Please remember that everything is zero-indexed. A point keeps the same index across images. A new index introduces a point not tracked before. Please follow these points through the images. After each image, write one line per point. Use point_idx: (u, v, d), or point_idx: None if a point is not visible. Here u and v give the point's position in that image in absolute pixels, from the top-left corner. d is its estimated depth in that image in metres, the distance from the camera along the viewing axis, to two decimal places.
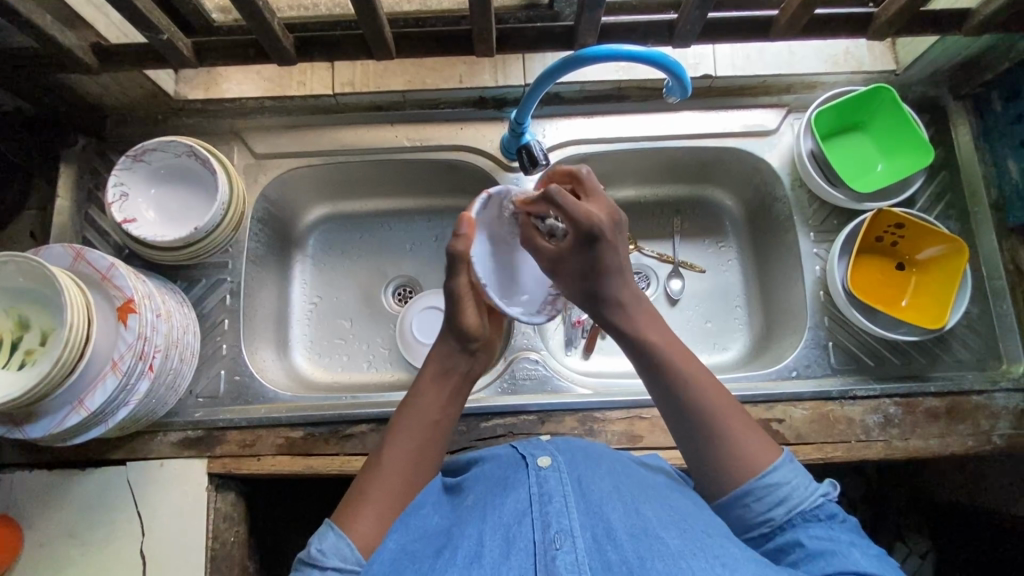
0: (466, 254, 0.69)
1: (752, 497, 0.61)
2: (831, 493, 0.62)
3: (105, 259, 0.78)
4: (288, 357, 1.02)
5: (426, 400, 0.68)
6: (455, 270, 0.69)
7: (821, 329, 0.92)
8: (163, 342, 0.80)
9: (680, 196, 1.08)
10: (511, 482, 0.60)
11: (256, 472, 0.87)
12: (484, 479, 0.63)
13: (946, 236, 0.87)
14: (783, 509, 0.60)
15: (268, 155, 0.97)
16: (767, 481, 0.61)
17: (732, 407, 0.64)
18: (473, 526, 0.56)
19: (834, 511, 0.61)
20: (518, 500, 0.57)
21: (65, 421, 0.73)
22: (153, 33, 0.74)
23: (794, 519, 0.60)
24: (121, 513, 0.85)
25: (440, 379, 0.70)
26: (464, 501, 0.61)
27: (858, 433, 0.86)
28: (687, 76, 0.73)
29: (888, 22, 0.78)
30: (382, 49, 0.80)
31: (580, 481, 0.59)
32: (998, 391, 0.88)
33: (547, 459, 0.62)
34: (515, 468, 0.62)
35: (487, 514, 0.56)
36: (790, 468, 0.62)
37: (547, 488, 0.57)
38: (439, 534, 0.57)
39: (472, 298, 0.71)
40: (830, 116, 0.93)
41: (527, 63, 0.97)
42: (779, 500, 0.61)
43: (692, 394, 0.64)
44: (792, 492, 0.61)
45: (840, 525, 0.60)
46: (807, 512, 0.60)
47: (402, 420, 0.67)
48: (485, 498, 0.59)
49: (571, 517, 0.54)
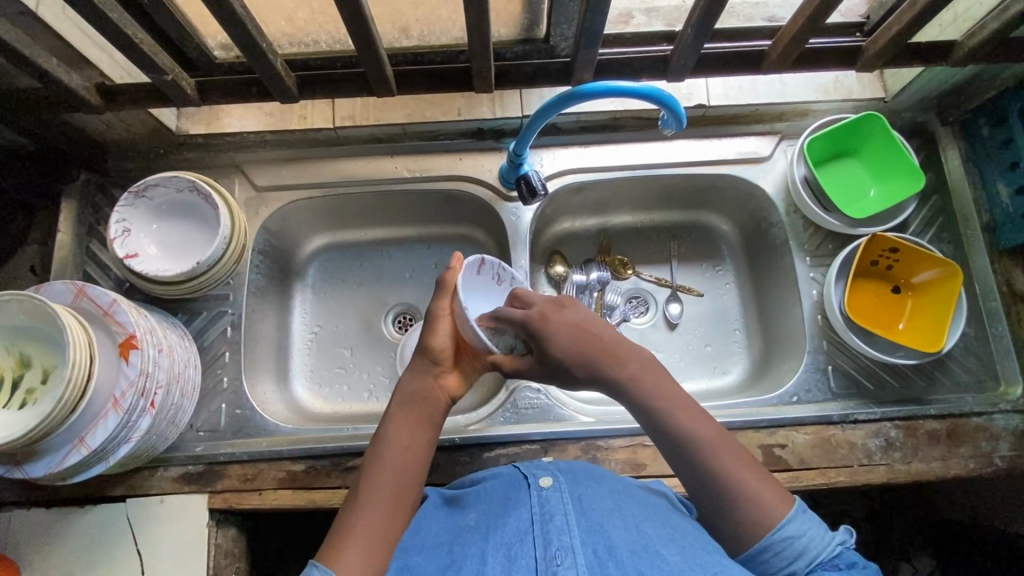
0: (452, 282, 0.72)
1: (771, 552, 0.61)
2: (848, 540, 0.63)
3: (107, 295, 0.78)
4: (288, 388, 1.01)
5: (399, 426, 0.67)
6: (438, 294, 0.72)
7: (819, 353, 0.93)
8: (164, 376, 0.80)
9: (677, 221, 1.10)
10: (514, 503, 0.61)
11: (257, 507, 0.86)
12: (486, 499, 0.65)
13: (940, 259, 0.88)
14: (803, 561, 0.60)
15: (270, 187, 0.98)
16: (784, 534, 0.61)
17: (746, 463, 0.65)
18: (476, 545, 0.56)
19: (853, 559, 0.61)
20: (520, 519, 0.58)
21: (66, 460, 0.73)
22: (158, 74, 0.75)
23: (814, 569, 0.60)
24: (121, 551, 0.84)
25: (410, 403, 0.69)
26: (466, 518, 0.63)
27: (860, 457, 0.86)
28: (681, 108, 0.74)
29: (875, 54, 0.80)
30: (383, 86, 0.82)
31: (580, 501, 0.60)
32: (998, 413, 0.88)
33: (548, 480, 0.63)
34: (517, 490, 0.63)
35: (490, 534, 0.57)
36: (804, 519, 0.62)
37: (548, 507, 0.58)
38: (440, 550, 0.59)
39: (449, 325, 0.72)
40: (822, 143, 0.95)
41: (524, 96, 0.98)
42: (798, 552, 0.60)
43: (712, 465, 0.64)
44: (810, 542, 0.61)
45: (859, 571, 0.60)
46: (827, 561, 0.60)
47: (378, 449, 0.66)
48: (487, 518, 0.60)
49: (572, 535, 0.54)
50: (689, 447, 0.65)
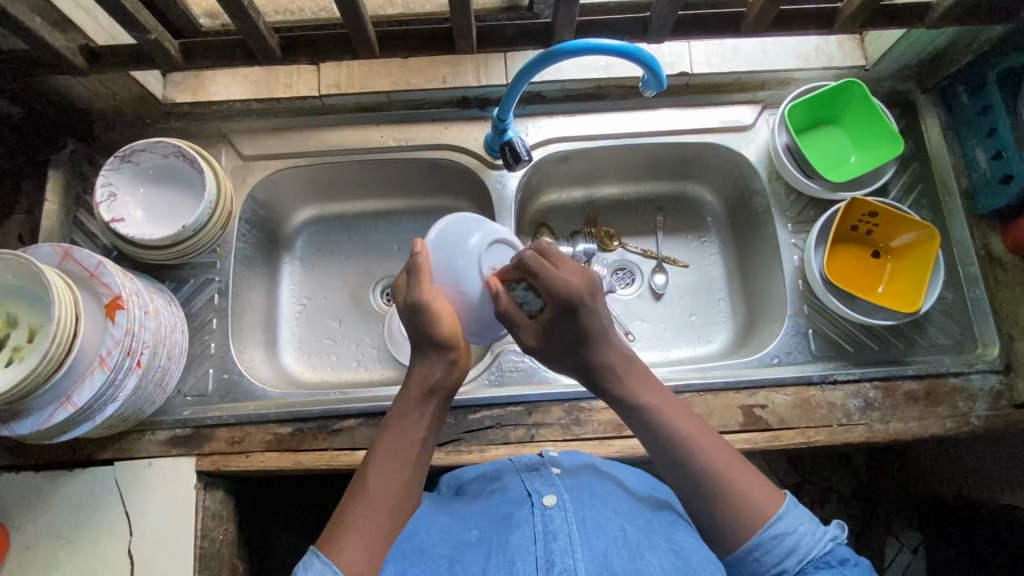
0: (424, 265, 0.68)
1: (762, 550, 0.62)
2: (839, 535, 0.63)
3: (93, 257, 0.79)
4: (276, 357, 1.02)
5: (411, 421, 0.68)
6: (414, 281, 0.68)
7: (800, 317, 0.94)
8: (151, 338, 0.81)
9: (662, 193, 1.11)
10: (517, 518, 0.61)
11: (244, 470, 0.87)
12: (488, 516, 0.64)
13: (918, 222, 0.89)
14: (794, 558, 0.61)
15: (256, 156, 0.99)
16: (775, 531, 0.62)
17: (721, 445, 0.67)
18: (477, 563, 0.57)
19: (845, 555, 0.61)
20: (522, 537, 0.58)
21: (53, 417, 0.73)
22: (141, 34, 0.75)
23: (806, 567, 0.61)
24: (109, 513, 0.85)
25: (424, 402, 0.69)
26: (467, 532, 0.62)
27: (839, 417, 0.88)
28: (661, 69, 0.75)
29: (852, 16, 0.80)
30: (366, 48, 0.81)
31: (585, 521, 0.60)
32: (974, 373, 0.90)
33: (552, 498, 0.63)
34: (520, 507, 0.63)
35: (492, 552, 0.57)
36: (794, 518, 0.63)
37: (551, 528, 0.59)
38: (441, 564, 0.58)
39: (441, 311, 0.68)
40: (803, 110, 0.96)
41: (508, 62, 0.99)
42: (790, 549, 0.61)
43: (685, 446, 0.66)
44: (800, 539, 0.61)
45: (850, 569, 0.61)
46: (818, 559, 0.61)
47: (387, 440, 0.67)
48: (489, 535, 0.60)
49: (575, 557, 0.55)
50: (666, 431, 0.67)
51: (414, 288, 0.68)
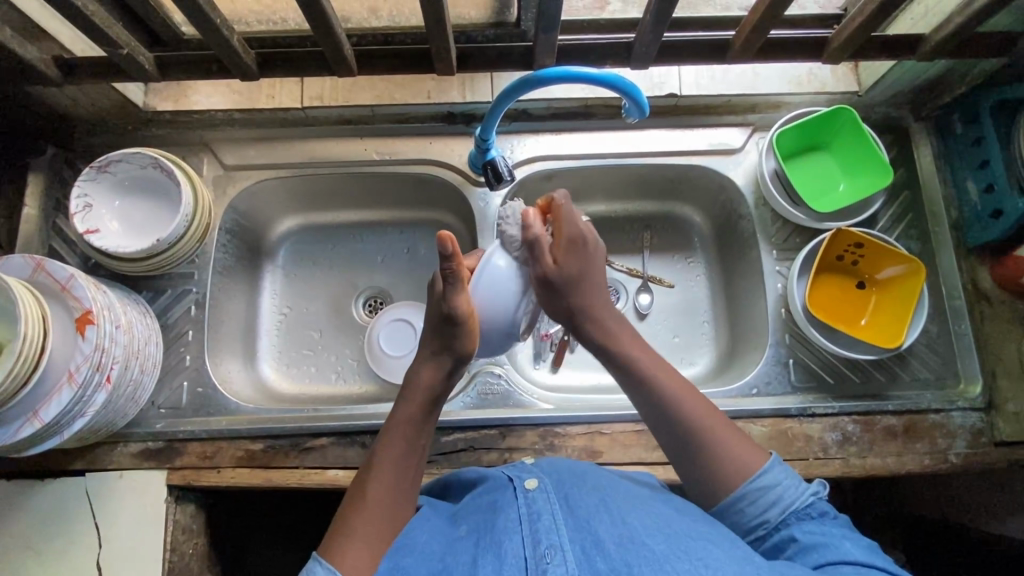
0: (460, 271, 0.65)
1: (747, 501, 0.62)
2: (821, 491, 0.63)
3: (65, 270, 0.78)
4: (254, 368, 1.02)
5: (410, 428, 0.67)
6: (454, 290, 0.65)
7: (782, 346, 0.92)
8: (122, 353, 0.80)
9: (650, 212, 1.09)
10: (501, 503, 0.61)
11: (214, 485, 0.86)
12: (475, 508, 0.63)
13: (904, 255, 0.87)
14: (777, 510, 0.61)
15: (237, 166, 0.97)
16: (758, 484, 0.62)
17: (702, 399, 0.68)
18: (467, 554, 0.55)
19: (824, 508, 0.62)
20: (509, 518, 0.58)
21: (18, 433, 0.73)
22: (113, 48, 0.74)
23: (788, 517, 0.61)
24: (77, 524, 0.85)
25: (421, 407, 0.68)
26: (455, 528, 0.61)
27: (816, 450, 0.87)
28: (643, 97, 0.73)
29: (840, 47, 0.79)
30: (343, 68, 0.80)
31: (567, 499, 0.60)
32: (955, 410, 0.89)
33: (533, 481, 0.63)
34: (504, 492, 0.63)
35: (481, 540, 0.56)
36: (781, 469, 0.64)
37: (535, 507, 0.58)
38: (432, 557, 0.56)
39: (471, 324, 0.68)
40: (792, 136, 0.94)
41: (494, 80, 0.97)
42: (772, 502, 0.62)
43: (674, 405, 0.67)
44: (784, 492, 0.62)
45: (831, 521, 0.61)
46: (800, 510, 0.61)
47: (386, 447, 0.65)
48: (477, 526, 0.59)
49: (560, 533, 0.55)
50: (650, 381, 0.68)
51: (454, 296, 0.65)
